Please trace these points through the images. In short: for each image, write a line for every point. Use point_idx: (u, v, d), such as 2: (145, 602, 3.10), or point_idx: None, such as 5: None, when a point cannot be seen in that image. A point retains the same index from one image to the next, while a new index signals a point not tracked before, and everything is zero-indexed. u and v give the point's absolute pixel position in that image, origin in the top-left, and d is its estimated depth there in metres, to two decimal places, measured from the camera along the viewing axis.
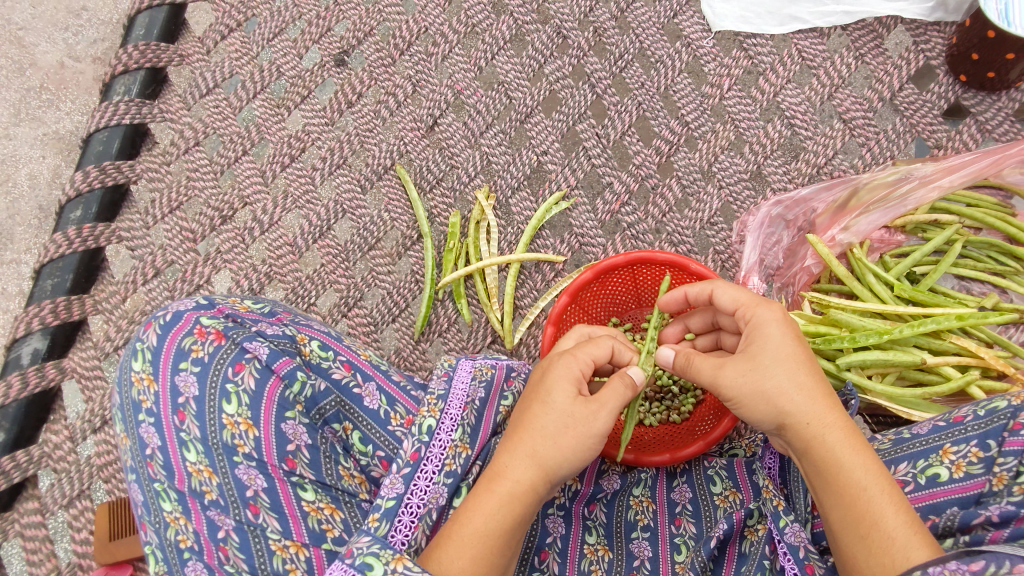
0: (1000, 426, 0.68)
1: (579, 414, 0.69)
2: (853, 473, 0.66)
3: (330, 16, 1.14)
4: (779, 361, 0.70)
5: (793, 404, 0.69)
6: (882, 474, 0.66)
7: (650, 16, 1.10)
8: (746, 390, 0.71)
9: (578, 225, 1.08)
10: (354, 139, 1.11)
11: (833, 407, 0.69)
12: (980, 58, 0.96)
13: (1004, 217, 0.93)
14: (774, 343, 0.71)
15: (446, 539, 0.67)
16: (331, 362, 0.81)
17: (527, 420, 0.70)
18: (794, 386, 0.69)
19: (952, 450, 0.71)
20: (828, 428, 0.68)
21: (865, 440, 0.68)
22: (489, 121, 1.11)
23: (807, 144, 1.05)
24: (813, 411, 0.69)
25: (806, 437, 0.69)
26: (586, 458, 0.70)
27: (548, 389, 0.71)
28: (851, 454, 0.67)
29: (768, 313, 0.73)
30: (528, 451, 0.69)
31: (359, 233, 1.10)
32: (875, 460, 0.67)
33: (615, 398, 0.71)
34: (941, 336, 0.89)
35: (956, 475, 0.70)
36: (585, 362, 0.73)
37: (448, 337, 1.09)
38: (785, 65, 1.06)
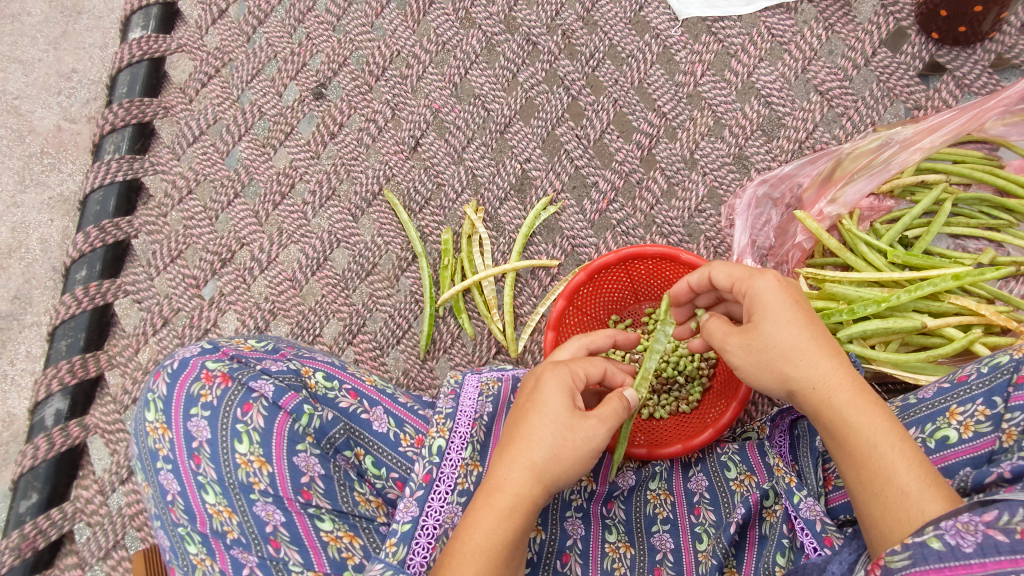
0: (1004, 381, 0.70)
1: (574, 425, 0.70)
2: (866, 429, 0.66)
3: (304, 51, 1.17)
4: (783, 330, 0.71)
5: (797, 370, 0.70)
6: (893, 431, 0.65)
7: (616, 12, 1.10)
8: (752, 362, 0.73)
9: (568, 228, 1.09)
10: (340, 169, 1.14)
11: (838, 368, 0.69)
12: (949, 14, 0.92)
13: (991, 170, 0.92)
14: (777, 312, 0.71)
15: (461, 543, 0.67)
16: (337, 392, 0.82)
17: (522, 430, 0.71)
18: (798, 350, 0.70)
19: (958, 411, 0.72)
20: (835, 390, 0.68)
21: (875, 399, 0.68)
22: (470, 135, 1.13)
23: (786, 121, 1.03)
24: (818, 376, 0.69)
25: (816, 399, 0.69)
26: (585, 469, 0.71)
27: (542, 400, 0.72)
28: (860, 414, 0.67)
29: (769, 280, 0.73)
30: (525, 463, 0.69)
31: (356, 260, 1.11)
32: (889, 415, 0.67)
33: (612, 416, 0.73)
34: (940, 298, 0.89)
35: (965, 436, 0.71)
36: (578, 373, 0.76)
37: (453, 352, 1.11)
38: (757, 44, 1.04)
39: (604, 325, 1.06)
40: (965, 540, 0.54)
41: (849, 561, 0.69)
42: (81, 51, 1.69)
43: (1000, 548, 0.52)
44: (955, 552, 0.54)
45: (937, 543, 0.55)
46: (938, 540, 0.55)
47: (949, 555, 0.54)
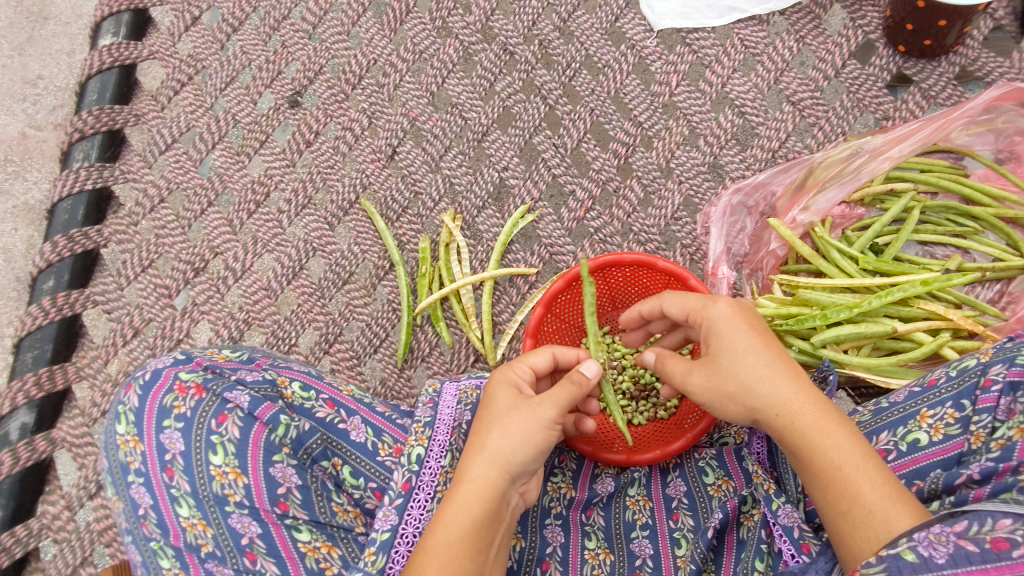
0: (972, 384, 0.72)
1: (518, 406, 0.71)
2: (828, 449, 0.67)
3: (279, 59, 1.16)
4: (741, 358, 0.72)
5: (759, 398, 0.71)
6: (857, 450, 0.66)
7: (592, 23, 1.11)
8: (714, 392, 0.73)
9: (545, 236, 1.09)
10: (316, 177, 1.14)
11: (798, 391, 0.70)
12: (914, 27, 0.95)
13: (957, 178, 0.94)
14: (733, 340, 0.72)
15: (427, 541, 0.67)
16: (314, 402, 0.81)
17: (478, 424, 0.72)
18: (756, 377, 0.71)
19: (929, 414, 0.75)
20: (797, 414, 0.69)
21: (838, 419, 0.68)
22: (447, 144, 1.13)
23: (759, 130, 1.05)
24: (779, 401, 0.70)
25: (779, 424, 0.70)
26: (538, 444, 0.69)
27: (491, 397, 0.74)
28: (823, 436, 0.67)
29: (723, 309, 0.75)
30: (477, 450, 0.69)
31: (332, 269, 1.12)
32: (851, 432, 0.68)
33: (562, 395, 0.72)
34: (909, 303, 0.91)
35: (936, 438, 0.73)
36: (523, 367, 0.77)
37: (431, 361, 1.11)
38: (730, 55, 1.06)
39: (583, 332, 1.07)
40: (937, 552, 0.55)
41: (825, 570, 0.71)
42: (47, 57, 1.65)
43: (971, 558, 0.53)
44: (927, 564, 0.55)
45: (910, 554, 0.56)
46: (911, 552, 0.56)
47: (923, 567, 0.55)
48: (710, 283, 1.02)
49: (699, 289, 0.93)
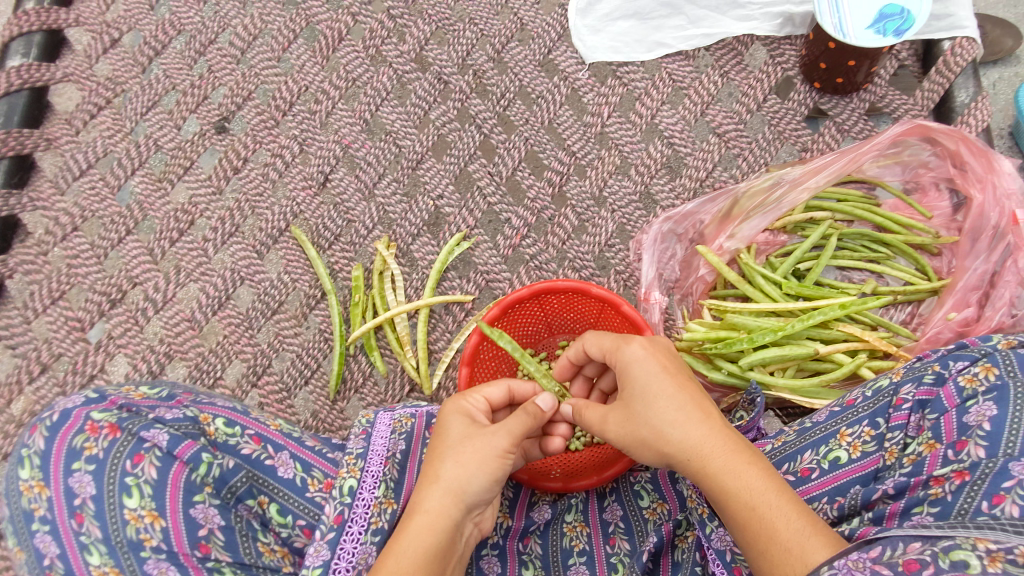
0: (885, 404, 0.78)
1: (472, 435, 0.70)
2: (742, 489, 0.64)
3: (204, 84, 1.14)
4: (651, 401, 0.70)
5: (670, 442, 0.68)
6: (770, 489, 0.64)
7: (525, 54, 1.12)
8: (628, 437, 0.72)
9: (481, 263, 1.09)
10: (244, 205, 1.11)
11: (710, 431, 0.67)
12: (828, 66, 1.00)
13: (870, 208, 0.98)
14: (644, 381, 0.71)
15: (376, 574, 0.63)
16: (238, 439, 0.78)
17: (430, 456, 0.70)
18: (666, 420, 0.69)
19: (847, 432, 0.79)
20: (708, 456, 0.66)
21: (751, 458, 0.66)
22: (381, 171, 1.12)
23: (687, 161, 1.08)
24: (689, 444, 0.67)
25: (692, 467, 0.67)
26: (495, 473, 0.68)
27: (444, 427, 0.73)
28: (734, 477, 0.65)
29: (636, 350, 0.73)
30: (432, 480, 0.68)
31: (260, 299, 1.09)
32: (764, 470, 0.65)
33: (517, 424, 0.71)
34: (829, 326, 0.95)
35: (853, 455, 0.77)
36: (474, 401, 0.76)
37: (364, 392, 1.08)
38: (658, 89, 1.09)
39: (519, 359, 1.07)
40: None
41: None
42: None
43: None
44: None
45: None
46: None
47: None
48: (643, 308, 1.03)
49: (632, 315, 0.96)
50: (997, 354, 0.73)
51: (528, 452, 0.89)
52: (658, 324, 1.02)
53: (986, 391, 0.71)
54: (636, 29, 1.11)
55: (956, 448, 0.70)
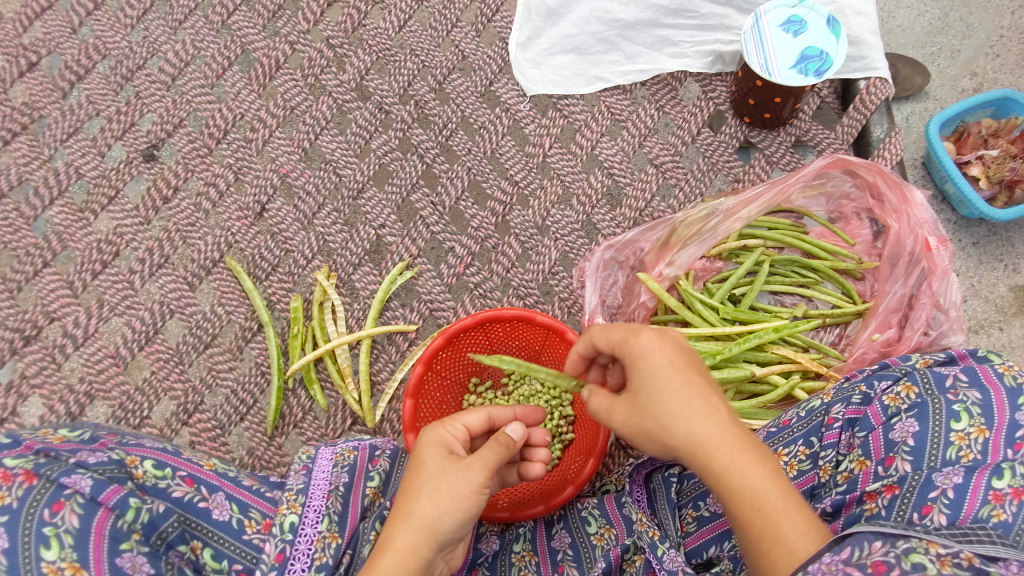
0: (818, 423, 0.82)
1: (448, 468, 0.72)
2: (745, 483, 0.64)
3: (131, 110, 1.10)
4: (659, 395, 0.67)
5: (677, 437, 0.66)
6: (776, 487, 0.63)
7: (467, 86, 1.13)
8: (635, 429, 0.69)
9: (425, 292, 1.08)
10: (175, 236, 1.07)
11: (721, 427, 0.66)
12: (756, 102, 1.05)
13: (800, 236, 1.04)
14: (653, 375, 0.68)
15: None
16: (169, 481, 0.76)
17: (405, 489, 0.72)
18: (671, 414, 0.66)
19: (784, 452, 0.83)
20: (715, 452, 0.65)
21: (757, 455, 0.65)
22: (321, 201, 1.10)
23: (627, 191, 1.10)
24: (696, 439, 0.65)
25: (696, 462, 0.66)
26: (466, 510, 0.70)
27: (419, 458, 0.74)
28: (741, 472, 0.64)
29: (644, 340, 0.69)
30: (405, 516, 0.69)
31: (192, 332, 1.05)
32: (767, 462, 0.65)
33: (490, 456, 0.73)
34: (764, 348, 0.99)
35: (791, 474, 0.82)
36: (454, 429, 0.77)
37: (304, 427, 1.05)
38: (598, 121, 1.12)
39: (464, 388, 1.07)
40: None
41: None
42: None
43: None
44: None
45: None
46: None
47: None
48: None
49: (577, 341, 0.96)
50: (916, 372, 0.78)
51: (505, 477, 0.89)
52: None
53: (907, 408, 0.75)
54: (576, 63, 1.14)
55: (884, 464, 0.74)
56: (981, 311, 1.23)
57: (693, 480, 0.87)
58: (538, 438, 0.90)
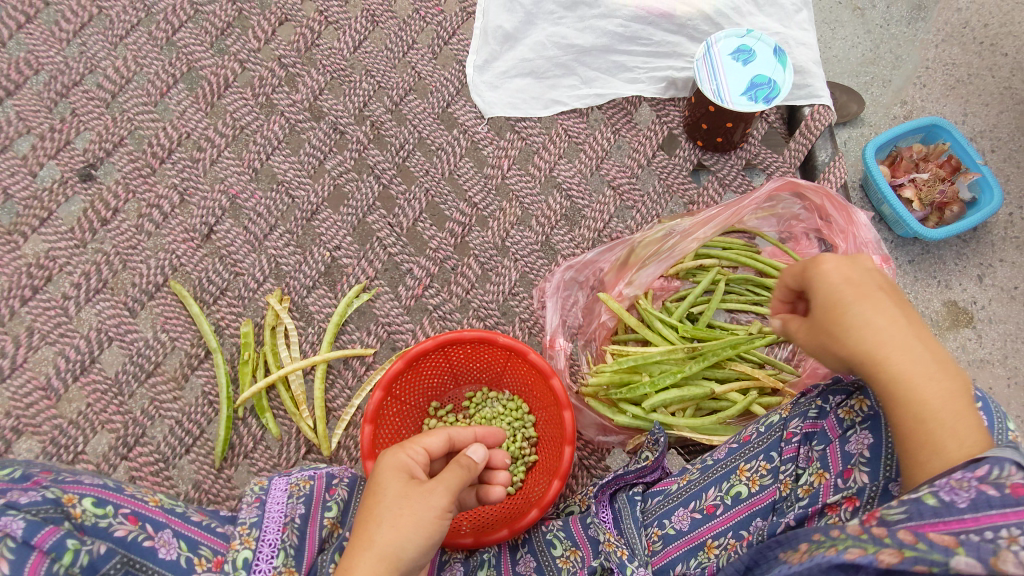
0: (777, 438, 0.83)
1: (409, 493, 0.69)
2: (908, 395, 0.63)
3: (67, 128, 1.05)
4: (863, 305, 0.67)
5: (859, 343, 0.66)
6: (949, 394, 0.63)
7: (424, 108, 1.13)
8: (819, 343, 0.71)
9: (382, 315, 1.06)
10: (114, 259, 1.02)
11: (914, 338, 0.65)
12: (709, 126, 1.09)
13: (752, 255, 1.08)
14: (839, 293, 0.68)
15: None
16: (111, 520, 0.71)
17: (365, 516, 0.69)
18: (854, 324, 0.67)
19: (745, 468, 0.83)
20: (893, 358, 0.65)
21: (947, 368, 0.64)
22: (273, 223, 1.07)
23: (585, 212, 1.12)
24: (872, 346, 0.66)
25: (867, 365, 0.66)
26: (429, 537, 0.68)
27: (379, 484, 0.71)
28: (925, 376, 0.64)
29: (827, 263, 0.70)
30: (365, 544, 0.67)
31: (133, 361, 0.99)
32: (941, 370, 0.64)
33: (452, 479, 0.72)
34: (722, 366, 1.02)
35: (753, 489, 0.81)
36: (414, 451, 0.75)
37: (255, 457, 1.00)
38: (555, 144, 1.13)
39: (424, 413, 1.05)
40: (959, 497, 0.57)
41: None
42: None
43: (991, 502, 0.56)
44: (950, 507, 0.57)
45: (932, 499, 0.58)
46: (932, 497, 0.58)
47: (944, 510, 0.57)
48: (550, 355, 1.05)
49: (539, 362, 0.95)
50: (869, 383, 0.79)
51: (464, 500, 0.86)
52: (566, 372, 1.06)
53: (862, 420, 0.76)
54: (532, 86, 1.16)
55: (844, 476, 0.75)
56: None
57: (657, 499, 0.88)
58: (499, 460, 0.89)
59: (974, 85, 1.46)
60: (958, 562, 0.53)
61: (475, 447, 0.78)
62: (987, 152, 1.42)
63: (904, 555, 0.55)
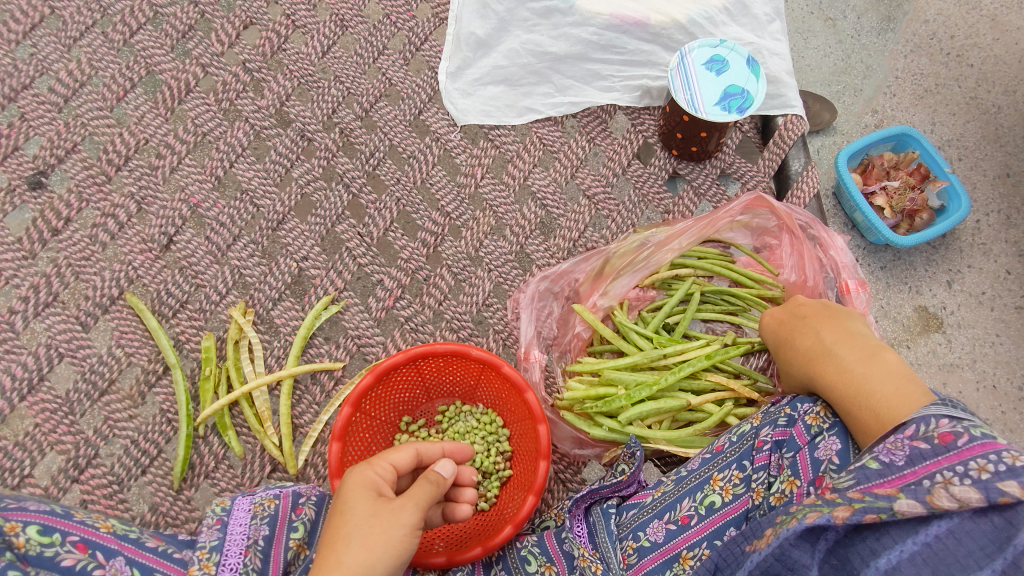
0: (749, 447, 0.82)
1: (379, 511, 0.67)
2: (839, 389, 0.77)
3: (16, 133, 1.00)
4: (799, 338, 0.86)
5: (805, 366, 0.83)
6: (868, 376, 0.76)
7: (395, 114, 1.10)
8: (789, 377, 0.87)
9: (352, 327, 1.03)
10: (65, 271, 0.97)
11: (829, 351, 0.81)
12: (683, 135, 1.08)
13: (727, 265, 1.08)
14: (789, 327, 0.89)
15: None
16: (57, 548, 0.68)
17: (332, 535, 0.66)
18: (800, 348, 0.85)
19: (719, 476, 0.82)
20: (823, 366, 0.81)
21: (866, 357, 0.78)
22: (236, 232, 1.03)
23: (560, 222, 1.10)
24: (810, 362, 0.83)
25: (813, 383, 0.82)
26: (400, 556, 0.65)
27: (346, 502, 0.68)
28: (843, 373, 0.78)
29: (769, 315, 0.94)
30: (333, 564, 0.63)
31: (84, 378, 0.94)
32: (862, 362, 0.78)
33: (422, 496, 0.70)
34: (699, 377, 1.00)
35: (726, 498, 0.80)
36: (383, 467, 0.72)
37: (217, 477, 0.95)
38: (529, 152, 1.12)
39: (396, 428, 1.01)
40: (896, 456, 0.67)
41: None
42: None
43: (925, 454, 0.65)
44: (890, 467, 0.66)
45: (875, 463, 0.68)
46: (875, 461, 0.68)
47: (887, 470, 0.67)
48: (524, 367, 1.03)
49: (512, 375, 0.92)
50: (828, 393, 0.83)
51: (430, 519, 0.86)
52: (540, 385, 1.03)
53: (829, 427, 0.79)
54: (506, 94, 1.14)
55: (816, 484, 0.76)
56: (890, 331, 1.33)
57: (632, 511, 0.85)
58: (466, 478, 0.86)
59: (942, 95, 1.49)
60: (902, 506, 0.63)
61: (444, 461, 0.75)
62: (955, 161, 1.45)
63: (854, 509, 0.64)
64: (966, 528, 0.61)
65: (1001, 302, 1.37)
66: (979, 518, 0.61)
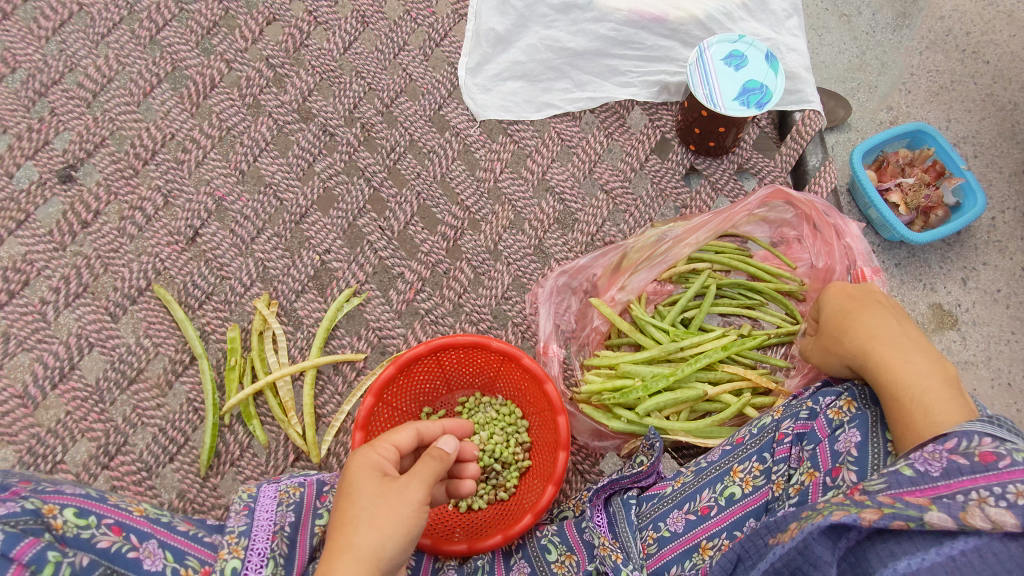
0: (769, 439, 0.84)
1: (385, 491, 0.68)
2: (889, 375, 0.77)
3: (46, 127, 1.02)
4: (863, 314, 0.85)
5: (861, 339, 0.82)
6: (925, 373, 0.75)
7: (415, 110, 1.12)
8: (834, 349, 0.86)
9: (374, 319, 1.05)
10: (94, 263, 0.99)
11: (893, 338, 0.80)
12: (701, 131, 1.09)
13: (744, 259, 1.08)
14: (852, 303, 0.88)
15: None
16: (93, 531, 0.70)
17: (341, 516, 0.68)
18: (861, 323, 0.84)
19: (739, 468, 0.84)
20: (883, 347, 0.79)
21: (926, 356, 0.78)
22: (260, 225, 1.05)
23: (578, 216, 1.11)
24: (872, 339, 0.81)
25: (862, 359, 0.81)
26: (410, 532, 0.67)
27: (350, 483, 0.70)
28: (900, 362, 0.77)
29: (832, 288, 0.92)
30: (343, 545, 0.65)
31: (114, 367, 0.96)
32: (923, 359, 0.77)
33: (426, 472, 0.71)
34: (715, 368, 1.02)
35: (746, 490, 0.82)
36: (385, 448, 0.74)
37: (242, 465, 0.98)
38: (548, 147, 1.13)
39: (417, 418, 1.03)
40: (932, 466, 0.66)
41: None
42: None
43: (963, 470, 0.65)
44: (924, 476, 0.66)
45: (909, 470, 0.68)
46: (909, 468, 0.68)
47: (920, 479, 0.66)
48: (542, 361, 1.04)
49: (533, 367, 0.94)
50: (855, 387, 0.83)
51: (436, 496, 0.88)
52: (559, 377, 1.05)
53: (850, 419, 0.80)
54: (525, 90, 1.15)
55: (832, 475, 0.77)
56: None
57: (652, 502, 0.88)
58: (468, 453, 0.89)
59: (958, 92, 1.49)
60: (932, 518, 0.63)
61: (445, 438, 0.77)
62: (970, 157, 1.45)
63: (883, 514, 0.64)
64: (993, 549, 0.61)
65: (1016, 300, 1.37)
66: (1011, 541, 0.61)
